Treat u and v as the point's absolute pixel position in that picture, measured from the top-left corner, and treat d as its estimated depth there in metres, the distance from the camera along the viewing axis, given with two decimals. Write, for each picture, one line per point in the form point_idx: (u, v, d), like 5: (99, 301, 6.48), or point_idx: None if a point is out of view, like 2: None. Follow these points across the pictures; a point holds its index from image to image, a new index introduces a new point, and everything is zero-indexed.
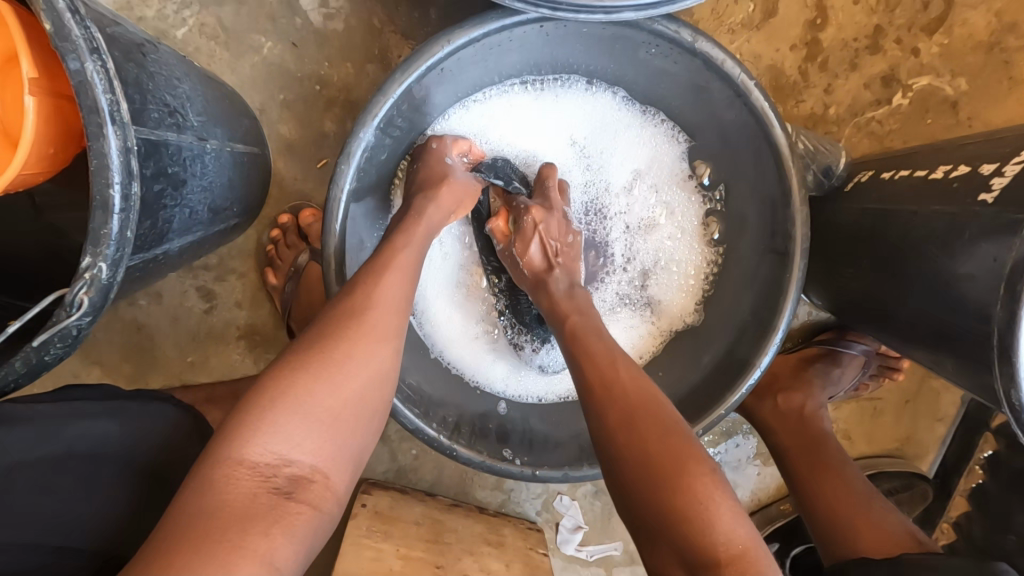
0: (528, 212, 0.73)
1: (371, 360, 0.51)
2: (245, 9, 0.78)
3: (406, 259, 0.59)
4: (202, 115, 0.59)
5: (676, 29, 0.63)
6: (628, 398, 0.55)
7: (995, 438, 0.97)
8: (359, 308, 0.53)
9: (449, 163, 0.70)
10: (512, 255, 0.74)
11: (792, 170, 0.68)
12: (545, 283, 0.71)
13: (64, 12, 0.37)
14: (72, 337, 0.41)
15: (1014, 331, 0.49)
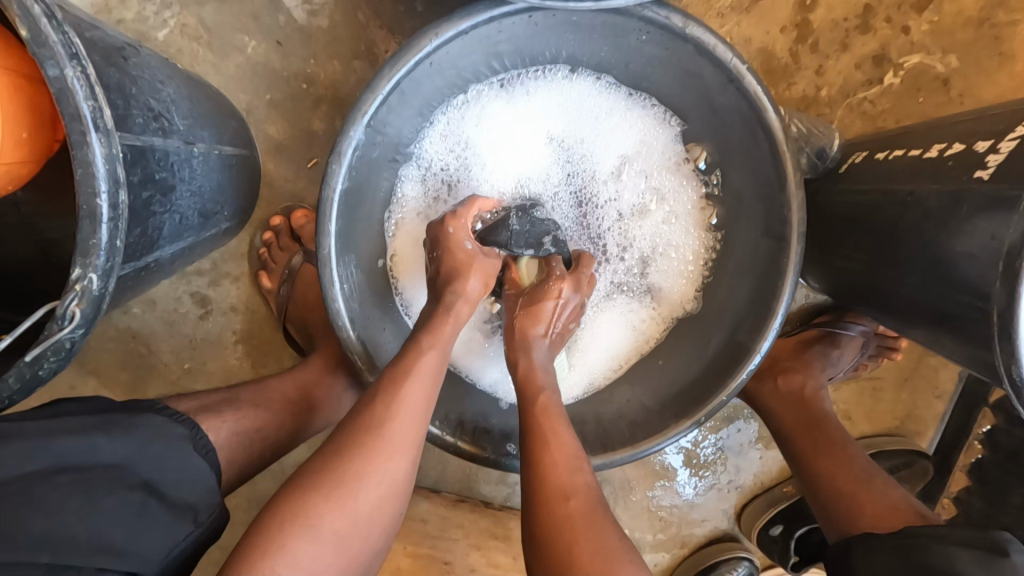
0: (559, 284, 0.72)
1: (385, 475, 0.54)
2: (226, 8, 0.77)
3: (429, 367, 0.60)
4: (188, 118, 0.58)
5: (667, 14, 0.62)
6: (556, 480, 0.59)
7: (993, 413, 0.98)
8: (375, 423, 0.55)
9: (470, 249, 0.69)
10: (513, 302, 0.74)
11: (786, 154, 0.67)
12: (533, 348, 0.70)
13: (39, 17, 0.36)
14: (66, 350, 0.40)
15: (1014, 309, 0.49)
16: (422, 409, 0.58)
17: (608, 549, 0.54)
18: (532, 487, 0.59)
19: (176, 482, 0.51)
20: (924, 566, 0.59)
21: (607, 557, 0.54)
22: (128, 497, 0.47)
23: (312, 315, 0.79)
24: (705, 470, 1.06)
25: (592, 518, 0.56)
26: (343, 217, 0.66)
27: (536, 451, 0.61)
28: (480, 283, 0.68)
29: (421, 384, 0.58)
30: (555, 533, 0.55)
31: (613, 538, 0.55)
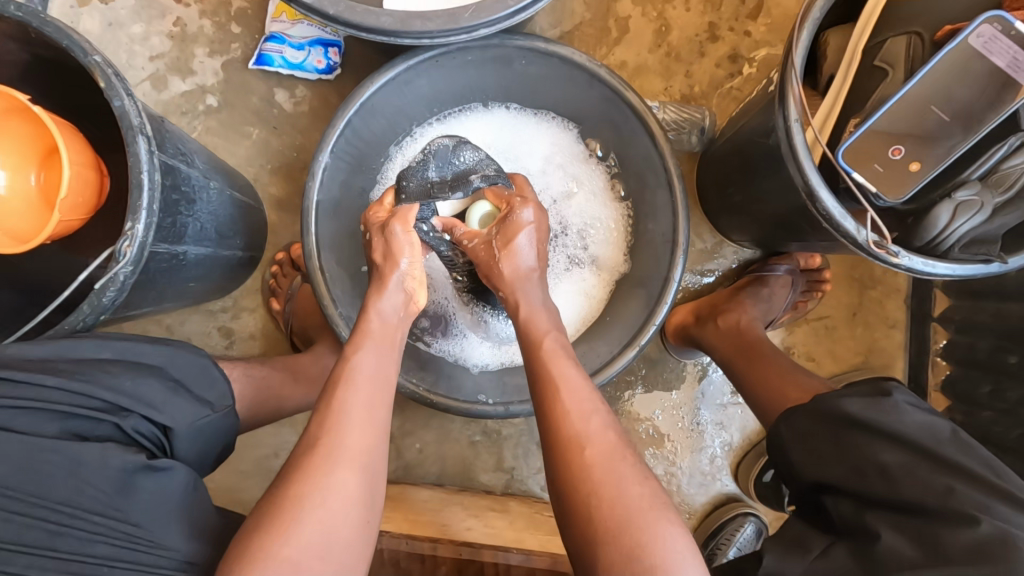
0: (518, 210, 0.78)
1: (334, 486, 0.58)
2: (235, 111, 1.05)
3: (365, 375, 0.66)
4: (206, 164, 0.82)
5: (531, 41, 0.85)
6: (568, 437, 0.64)
7: (944, 327, 1.04)
8: (314, 444, 0.60)
9: (373, 236, 0.77)
10: (492, 246, 0.78)
11: (649, 118, 0.86)
12: (525, 288, 0.77)
13: (109, 72, 0.59)
14: (121, 281, 0.60)
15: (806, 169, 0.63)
16: (366, 419, 0.63)
17: (627, 487, 0.59)
18: (552, 439, 0.65)
19: (206, 390, 0.64)
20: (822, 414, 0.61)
21: (635, 504, 0.58)
22: (167, 388, 0.60)
23: (310, 320, 0.97)
24: (691, 433, 1.11)
25: (613, 460, 0.61)
26: (320, 222, 0.87)
27: (547, 407, 0.66)
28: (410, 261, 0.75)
29: (365, 394, 0.64)
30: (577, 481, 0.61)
31: (635, 475, 0.61)
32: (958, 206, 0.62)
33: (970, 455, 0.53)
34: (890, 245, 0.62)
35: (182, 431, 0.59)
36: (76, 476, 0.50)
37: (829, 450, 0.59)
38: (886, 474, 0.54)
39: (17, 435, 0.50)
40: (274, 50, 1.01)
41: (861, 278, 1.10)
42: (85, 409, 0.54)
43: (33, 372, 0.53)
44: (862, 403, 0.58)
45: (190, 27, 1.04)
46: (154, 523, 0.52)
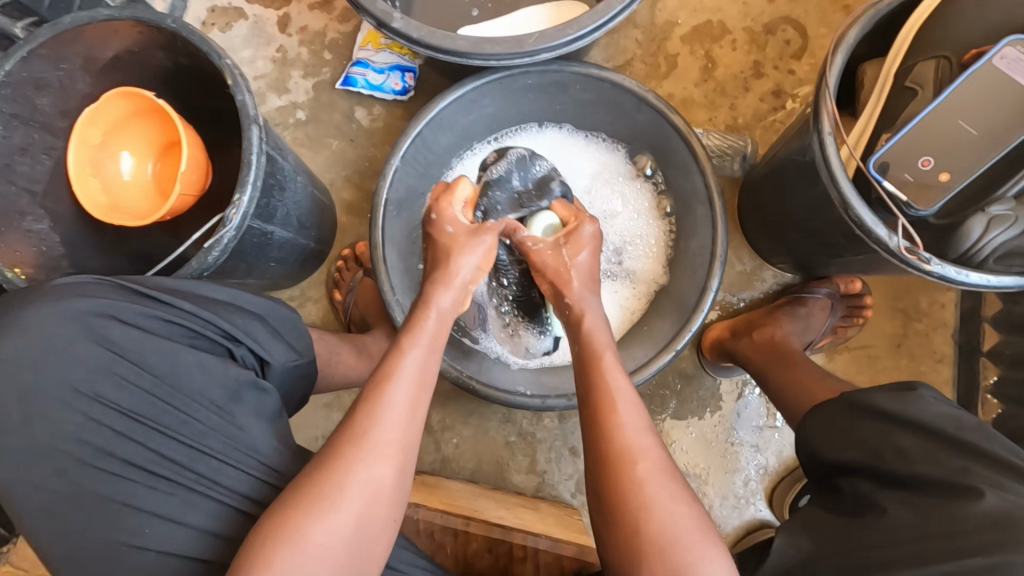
0: (588, 221, 0.84)
1: (372, 477, 0.60)
2: (320, 124, 1.19)
3: (412, 371, 0.67)
4: (297, 162, 0.94)
5: (586, 68, 0.94)
6: (610, 455, 0.63)
7: (994, 363, 1.03)
8: (358, 432, 0.61)
9: (454, 228, 0.80)
10: (560, 250, 0.82)
11: (692, 138, 0.93)
12: (582, 299, 0.79)
13: (235, 72, 0.71)
14: (224, 243, 0.70)
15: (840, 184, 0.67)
16: (410, 411, 0.64)
17: (661, 507, 0.58)
18: (593, 453, 0.64)
19: (295, 339, 0.73)
20: (852, 408, 0.68)
21: (664, 524, 0.57)
22: (268, 330, 0.70)
23: (369, 310, 1.06)
24: (725, 454, 1.11)
25: (657, 476, 0.60)
26: (387, 217, 0.97)
27: (591, 422, 0.66)
28: (471, 268, 0.79)
29: (411, 391, 0.65)
30: (617, 498, 0.60)
31: (677, 494, 0.60)
32: (992, 219, 0.64)
33: (993, 441, 0.57)
34: (922, 252, 0.65)
35: (276, 367, 0.69)
36: (201, 380, 0.62)
37: (854, 439, 0.66)
38: (902, 456, 0.60)
39: (158, 341, 0.62)
40: (359, 73, 1.15)
41: (906, 310, 1.09)
42: (210, 332, 0.65)
43: (172, 295, 0.65)
44: (890, 398, 0.64)
45: (290, 53, 1.21)
46: (250, 429, 0.63)
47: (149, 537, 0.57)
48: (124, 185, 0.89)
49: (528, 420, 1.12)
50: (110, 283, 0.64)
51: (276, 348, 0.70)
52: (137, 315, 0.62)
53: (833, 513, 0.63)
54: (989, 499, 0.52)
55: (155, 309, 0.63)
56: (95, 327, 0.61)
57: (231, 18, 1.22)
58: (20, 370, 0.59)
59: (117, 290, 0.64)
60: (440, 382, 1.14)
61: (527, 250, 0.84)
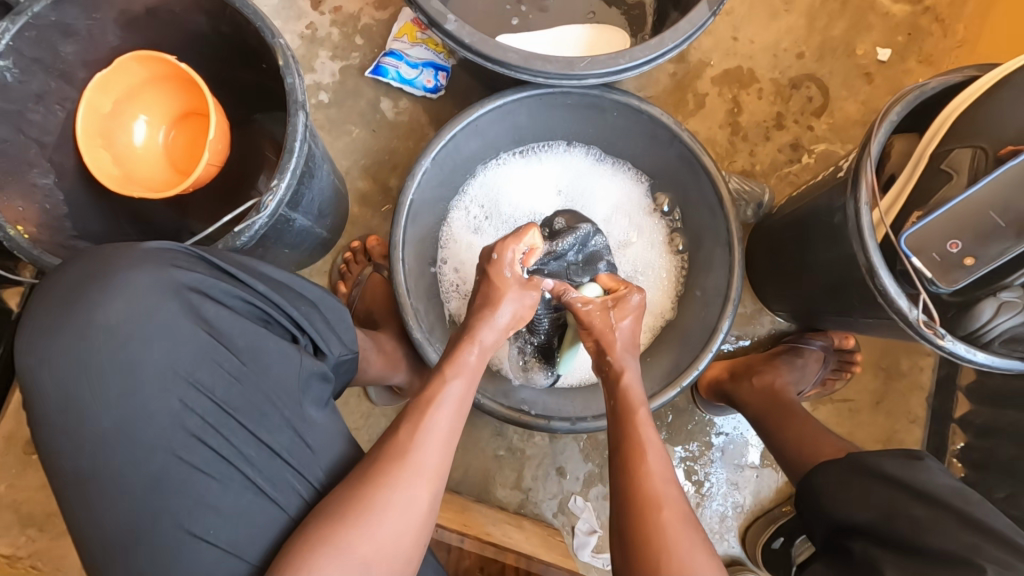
0: (638, 291, 0.84)
1: (407, 498, 0.56)
2: (342, 109, 1.16)
3: (455, 393, 0.65)
4: (326, 154, 0.91)
5: (627, 98, 0.95)
6: (650, 506, 0.64)
7: (962, 429, 1.09)
8: (399, 449, 0.59)
9: (510, 276, 0.76)
10: (608, 315, 0.82)
11: (720, 183, 0.95)
12: (627, 361, 0.79)
13: (288, 53, 0.68)
14: (255, 229, 0.68)
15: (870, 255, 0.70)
16: (450, 441, 0.62)
17: (694, 558, 0.60)
18: (630, 496, 0.65)
19: (343, 332, 0.70)
20: (862, 472, 0.71)
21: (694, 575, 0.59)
22: (325, 323, 0.68)
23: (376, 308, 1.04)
24: (705, 488, 1.14)
25: (684, 524, 0.62)
26: (410, 216, 0.95)
27: (629, 467, 0.67)
28: (511, 313, 0.75)
29: (453, 415, 0.63)
30: (652, 544, 0.61)
31: (700, 545, 0.61)
32: (1001, 304, 0.69)
33: (996, 517, 0.60)
34: (938, 326, 0.68)
35: (332, 359, 0.67)
36: (275, 369, 0.60)
37: (863, 501, 0.69)
38: (912, 525, 0.62)
39: (244, 324, 0.59)
40: (390, 64, 1.13)
41: (888, 369, 1.15)
42: (282, 318, 0.63)
43: (249, 275, 0.63)
44: (901, 464, 0.68)
45: (320, 32, 1.17)
46: (319, 425, 0.61)
47: (213, 531, 0.54)
48: (137, 155, 0.85)
49: (518, 435, 1.12)
50: (194, 254, 0.61)
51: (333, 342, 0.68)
52: (226, 294, 0.59)
53: (840, 573, 0.66)
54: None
55: (240, 290, 0.61)
56: (190, 302, 0.58)
57: None
58: (104, 333, 0.55)
59: (202, 263, 0.61)
60: None
61: (575, 309, 0.84)
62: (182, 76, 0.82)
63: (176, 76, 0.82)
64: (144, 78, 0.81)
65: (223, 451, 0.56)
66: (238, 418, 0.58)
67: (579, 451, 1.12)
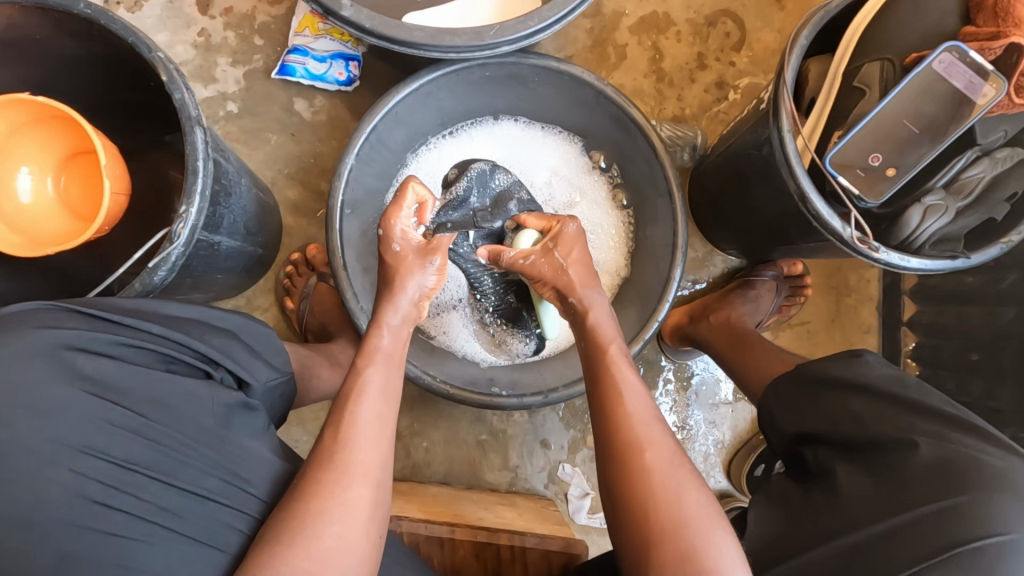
0: (568, 221, 0.82)
1: (348, 496, 0.57)
2: (254, 117, 1.09)
3: (373, 384, 0.66)
4: (241, 168, 0.86)
5: (545, 60, 0.93)
6: (626, 454, 0.64)
7: (913, 331, 1.14)
8: (328, 454, 0.60)
9: (397, 250, 0.76)
10: (553, 256, 0.80)
11: (651, 132, 0.95)
12: (589, 297, 0.77)
13: (167, 64, 0.63)
14: (172, 261, 0.64)
15: (800, 181, 0.71)
16: (378, 427, 0.63)
17: (686, 497, 0.60)
18: (608, 449, 0.66)
19: (272, 357, 0.72)
20: (809, 383, 0.75)
21: (685, 513, 0.59)
22: (245, 350, 0.68)
23: (329, 318, 1.00)
24: (686, 433, 1.17)
25: (670, 466, 0.62)
26: (344, 218, 0.91)
27: (606, 418, 0.67)
28: (416, 290, 0.76)
29: (377, 407, 0.64)
30: (629, 481, 0.62)
31: (690, 483, 0.62)
32: (927, 209, 0.71)
33: (930, 395, 0.65)
34: (871, 241, 0.70)
35: (258, 389, 0.67)
36: (184, 412, 0.57)
37: (813, 410, 0.73)
38: (857, 420, 0.66)
39: (134, 368, 0.56)
40: (297, 62, 1.07)
41: (838, 286, 1.19)
42: (187, 356, 0.60)
43: (141, 320, 0.60)
44: (841, 366, 0.72)
45: (214, 38, 1.09)
46: (248, 457, 0.59)
47: None
48: (34, 217, 0.78)
49: (498, 417, 1.12)
50: (62, 310, 0.56)
51: (259, 368, 0.68)
52: (106, 343, 0.55)
53: (799, 483, 0.69)
54: (925, 449, 0.60)
55: (122, 336, 0.57)
56: (62, 360, 0.52)
57: None
58: None
59: (75, 317, 0.56)
60: (405, 386, 1.11)
61: (519, 266, 0.81)
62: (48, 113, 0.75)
63: (39, 116, 0.76)
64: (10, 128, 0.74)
65: (140, 510, 0.51)
66: (148, 471, 0.53)
67: (560, 420, 1.12)
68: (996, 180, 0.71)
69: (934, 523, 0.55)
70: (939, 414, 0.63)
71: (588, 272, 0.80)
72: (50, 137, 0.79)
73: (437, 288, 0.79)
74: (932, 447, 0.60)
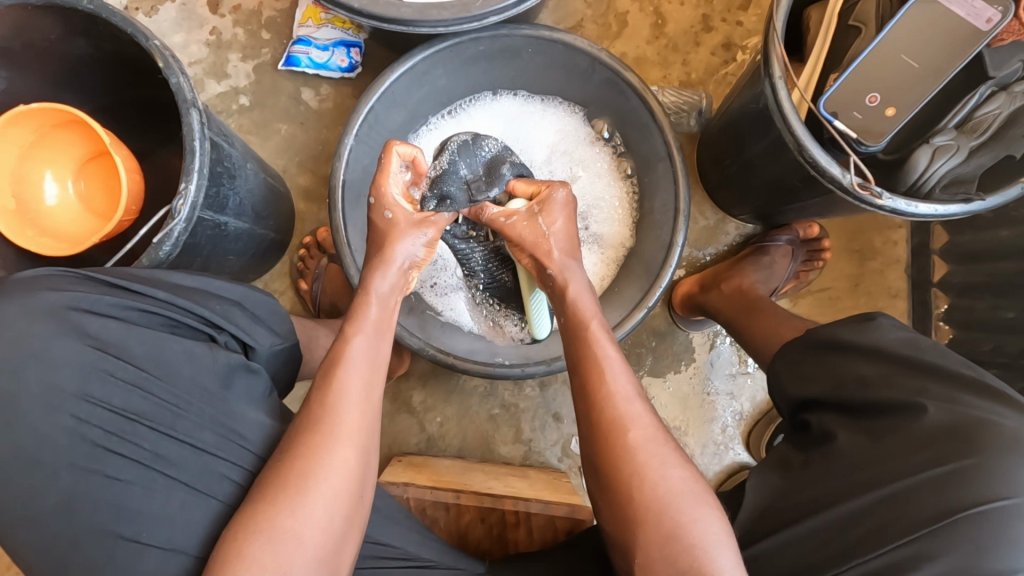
0: (556, 188, 0.82)
1: (332, 460, 0.59)
2: (265, 109, 1.14)
3: (357, 351, 0.68)
4: (244, 149, 0.89)
5: (537, 30, 0.92)
6: (601, 427, 0.65)
7: (944, 292, 1.08)
8: (314, 419, 0.62)
9: (390, 217, 0.77)
10: (536, 222, 0.80)
11: (648, 95, 0.93)
12: (565, 269, 0.78)
13: (160, 49, 0.67)
14: (175, 238, 0.68)
15: (794, 131, 0.68)
16: (365, 393, 0.65)
17: (667, 476, 0.61)
18: (589, 422, 0.67)
19: (277, 324, 0.75)
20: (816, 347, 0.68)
21: (659, 487, 0.60)
22: (249, 317, 0.71)
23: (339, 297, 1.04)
24: (703, 404, 1.14)
25: (652, 444, 0.63)
26: (345, 197, 0.94)
27: (586, 393, 0.68)
28: (409, 256, 0.78)
29: (362, 375, 0.66)
30: (612, 453, 0.64)
31: (664, 457, 0.62)
32: (936, 150, 0.67)
33: (945, 358, 0.59)
34: (874, 187, 0.67)
35: (261, 352, 0.70)
36: (184, 370, 0.62)
37: (818, 373, 0.67)
38: (864, 383, 0.61)
39: (135, 328, 0.61)
40: (301, 52, 1.10)
41: (861, 250, 1.14)
42: (190, 320, 0.64)
43: (147, 286, 0.64)
44: (851, 329, 0.66)
45: (225, 35, 1.14)
46: (248, 422, 0.63)
47: (144, 532, 0.56)
48: (68, 225, 0.85)
49: (509, 391, 1.13)
50: (76, 275, 0.63)
51: (265, 336, 0.71)
52: (113, 306, 0.61)
53: (802, 449, 0.65)
54: (931, 413, 0.56)
55: (128, 300, 0.62)
56: (71, 321, 0.59)
57: (157, 1, 1.14)
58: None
59: (88, 283, 0.62)
60: (418, 363, 1.14)
61: (500, 225, 0.82)
62: (59, 119, 0.82)
63: (42, 130, 0.81)
64: (27, 141, 0.81)
65: (140, 457, 0.58)
66: (146, 421, 0.60)
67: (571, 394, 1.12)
68: (1014, 116, 0.66)
69: (935, 488, 0.52)
70: (955, 377, 0.57)
71: (565, 246, 0.80)
72: (59, 147, 0.85)
73: (427, 258, 0.81)
74: (943, 412, 0.55)
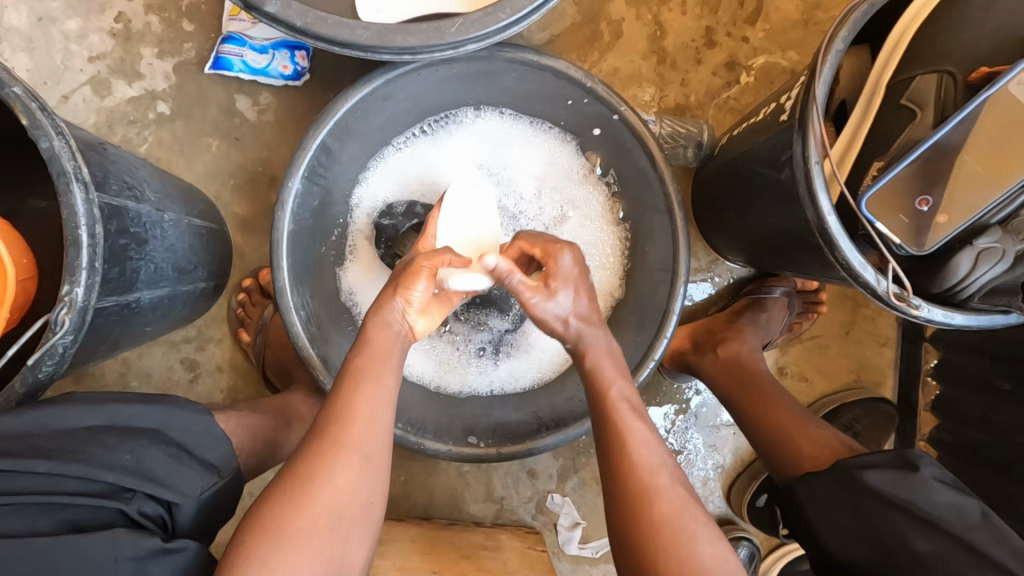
0: (558, 260, 0.68)
1: (344, 471, 0.56)
2: (191, 120, 0.94)
3: (369, 361, 0.64)
4: (160, 193, 0.72)
5: (523, 54, 0.77)
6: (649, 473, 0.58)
7: (935, 347, 1.04)
8: (329, 426, 0.58)
9: None
10: (547, 308, 0.68)
11: (650, 140, 0.80)
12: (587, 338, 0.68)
13: (18, 97, 0.49)
14: (59, 354, 0.54)
15: (826, 221, 0.58)
16: (378, 404, 0.61)
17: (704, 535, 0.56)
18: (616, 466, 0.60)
19: (206, 450, 0.61)
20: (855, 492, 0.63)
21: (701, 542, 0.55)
22: (171, 457, 0.57)
23: (284, 354, 0.90)
24: (683, 456, 1.08)
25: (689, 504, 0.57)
26: (291, 245, 0.78)
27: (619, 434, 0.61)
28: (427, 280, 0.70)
29: (380, 379, 0.62)
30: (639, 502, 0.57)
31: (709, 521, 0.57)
32: (980, 254, 0.58)
33: (1003, 546, 0.56)
34: (911, 297, 0.58)
35: (190, 506, 0.56)
36: (93, 541, 0.47)
37: (857, 527, 0.62)
38: (920, 563, 0.57)
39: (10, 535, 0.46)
40: (233, 53, 0.90)
41: (854, 297, 1.08)
42: (85, 497, 0.50)
43: (21, 459, 0.49)
44: (886, 479, 0.62)
45: (135, 24, 0.92)
46: None
47: None
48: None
49: None
50: None
51: (190, 480, 0.56)
52: None
53: None
54: None
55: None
56: None
57: None
58: None
59: None
60: None
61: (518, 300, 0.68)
62: None
63: None
64: None
65: None
66: None
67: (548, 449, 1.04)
68: None
69: None
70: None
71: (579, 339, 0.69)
72: None
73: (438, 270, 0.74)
74: None
